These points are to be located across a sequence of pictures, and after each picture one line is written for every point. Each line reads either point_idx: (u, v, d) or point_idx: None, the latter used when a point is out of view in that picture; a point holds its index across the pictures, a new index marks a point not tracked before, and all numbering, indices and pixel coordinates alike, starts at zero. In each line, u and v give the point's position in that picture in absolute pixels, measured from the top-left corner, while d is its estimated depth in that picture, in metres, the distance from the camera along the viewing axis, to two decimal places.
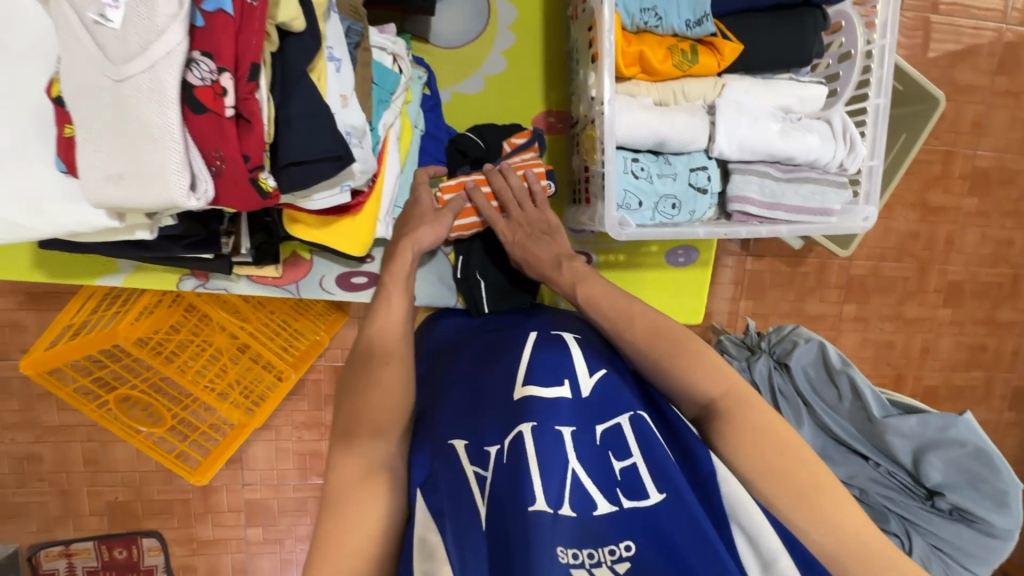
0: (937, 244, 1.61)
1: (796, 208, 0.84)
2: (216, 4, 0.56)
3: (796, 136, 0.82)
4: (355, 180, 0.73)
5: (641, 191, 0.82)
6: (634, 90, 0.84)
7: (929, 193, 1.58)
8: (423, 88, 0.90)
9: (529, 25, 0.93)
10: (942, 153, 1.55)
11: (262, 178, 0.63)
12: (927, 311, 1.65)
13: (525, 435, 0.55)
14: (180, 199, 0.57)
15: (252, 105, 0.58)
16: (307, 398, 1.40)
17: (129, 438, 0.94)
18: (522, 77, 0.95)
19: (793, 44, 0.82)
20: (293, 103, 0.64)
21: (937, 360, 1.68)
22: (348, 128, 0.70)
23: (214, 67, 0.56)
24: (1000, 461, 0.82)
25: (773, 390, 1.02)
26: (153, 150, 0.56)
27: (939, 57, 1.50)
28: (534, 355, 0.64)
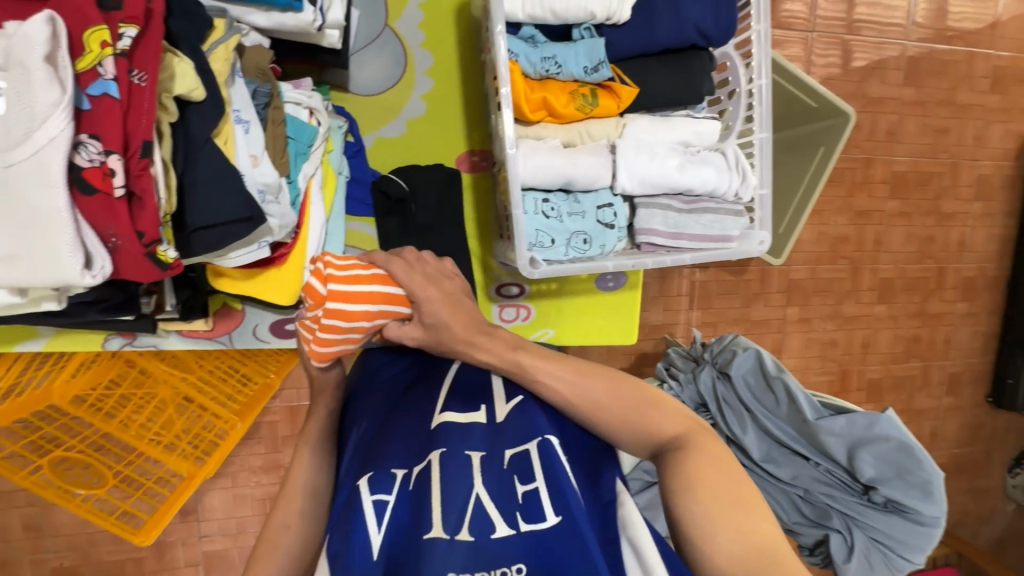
0: (867, 245, 1.71)
1: (697, 236, 0.89)
2: (101, 88, 0.56)
3: (694, 169, 0.87)
4: (273, 235, 0.74)
5: (552, 229, 0.85)
6: (542, 133, 0.88)
7: (855, 197, 1.68)
8: (345, 136, 0.93)
9: (445, 70, 0.96)
10: (862, 161, 1.66)
11: (160, 251, 0.63)
12: (864, 308, 1.75)
13: (433, 463, 0.58)
14: (74, 278, 0.58)
15: (145, 181, 0.59)
16: (262, 441, 1.37)
17: (65, 504, 0.91)
18: (445, 119, 0.98)
19: (683, 84, 0.89)
20: (197, 170, 0.66)
21: (878, 353, 1.78)
22: (260, 187, 0.72)
23: (101, 149, 0.56)
24: (921, 453, 0.88)
25: (718, 399, 1.07)
26: (44, 233, 0.56)
27: (852, 73, 1.60)
28: (456, 380, 0.68)
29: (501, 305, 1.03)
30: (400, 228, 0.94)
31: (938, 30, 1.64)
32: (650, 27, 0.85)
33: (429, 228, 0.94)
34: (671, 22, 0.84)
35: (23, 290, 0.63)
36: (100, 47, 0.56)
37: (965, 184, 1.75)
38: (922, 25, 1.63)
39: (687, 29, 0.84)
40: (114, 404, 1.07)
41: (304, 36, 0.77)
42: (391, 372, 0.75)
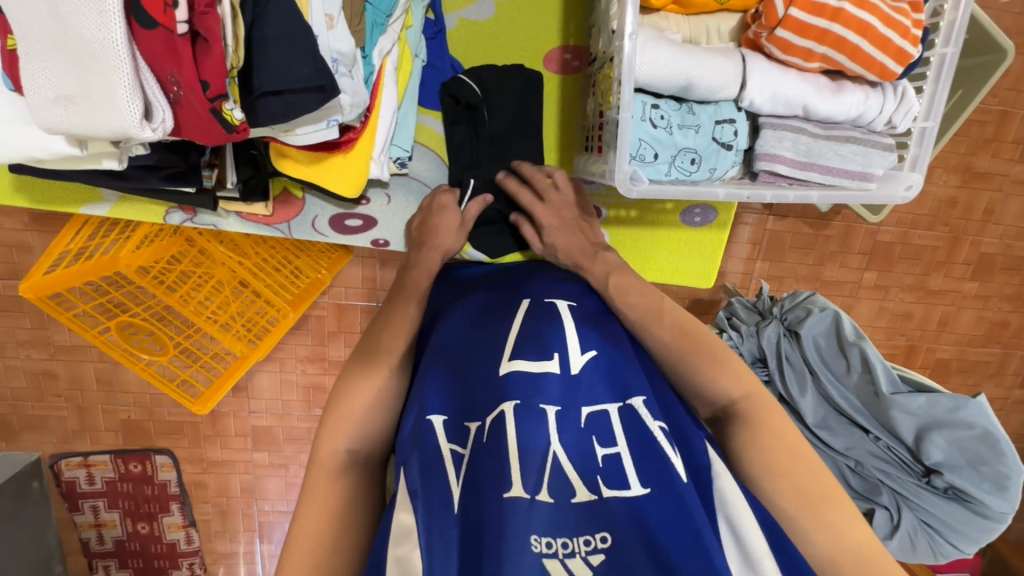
0: (975, 213, 1.51)
1: (833, 168, 0.79)
2: None
3: (853, 90, 0.77)
4: (343, 115, 0.68)
5: (658, 142, 0.77)
6: (663, 24, 0.79)
7: (976, 157, 1.46)
8: (427, 12, 0.86)
9: None
10: (997, 114, 1.43)
11: (226, 110, 0.58)
12: (952, 283, 1.58)
13: (506, 415, 0.59)
14: (133, 129, 0.56)
15: (210, 20, 0.53)
16: (309, 333, 1.41)
17: (133, 367, 0.95)
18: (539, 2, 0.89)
19: None
20: (268, 22, 0.59)
21: (955, 334, 1.63)
22: (335, 54, 0.65)
23: None
24: (1006, 445, 0.81)
25: (780, 357, 0.99)
26: (103, 72, 0.53)
27: (1012, 3, 1.34)
28: (525, 326, 0.70)
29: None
30: (469, 137, 0.90)
31: None
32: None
33: (503, 139, 0.89)
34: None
35: (81, 141, 0.63)
36: None
37: None
38: None
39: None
40: (175, 279, 1.11)
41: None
42: (457, 309, 0.79)
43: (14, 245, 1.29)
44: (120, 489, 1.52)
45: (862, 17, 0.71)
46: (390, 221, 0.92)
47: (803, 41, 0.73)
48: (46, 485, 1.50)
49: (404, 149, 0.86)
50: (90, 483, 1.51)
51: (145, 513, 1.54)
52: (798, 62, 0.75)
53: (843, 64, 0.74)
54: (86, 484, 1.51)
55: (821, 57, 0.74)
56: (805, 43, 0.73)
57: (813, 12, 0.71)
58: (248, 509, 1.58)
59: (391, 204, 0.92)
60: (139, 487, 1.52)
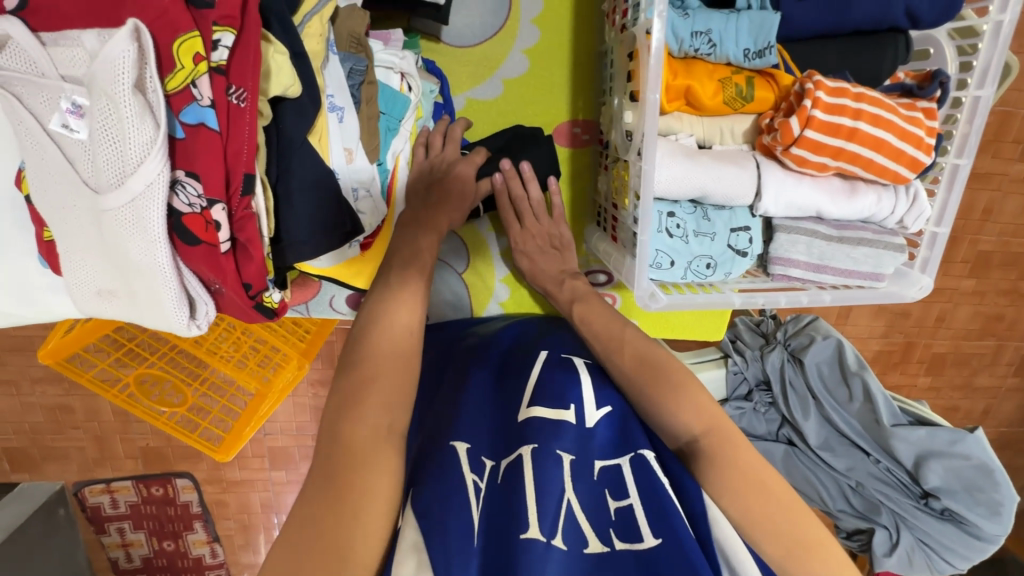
0: (974, 213, 1.53)
1: (844, 270, 0.80)
2: (197, 116, 0.55)
3: (865, 195, 0.79)
4: (363, 235, 0.74)
5: (675, 251, 0.79)
6: (675, 126, 0.80)
7: (976, 158, 1.47)
8: (436, 98, 0.84)
9: (556, 19, 0.87)
10: (999, 114, 1.42)
11: (267, 298, 0.67)
12: (950, 281, 1.61)
13: (525, 456, 0.61)
14: (181, 326, 0.63)
15: (247, 224, 0.60)
16: (320, 358, 1.43)
17: (157, 421, 0.96)
18: (548, 78, 0.89)
19: (868, 46, 0.77)
20: (291, 179, 0.64)
21: (952, 329, 1.67)
22: (354, 184, 0.72)
23: (202, 194, 0.57)
24: (1000, 475, 0.85)
25: (783, 383, 1.03)
26: (153, 288, 0.60)
27: None
28: (543, 376, 0.73)
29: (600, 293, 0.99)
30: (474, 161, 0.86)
31: None
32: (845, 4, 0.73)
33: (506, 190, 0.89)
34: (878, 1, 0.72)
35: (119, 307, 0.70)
36: (193, 62, 0.53)
37: None
38: None
39: (894, 8, 0.73)
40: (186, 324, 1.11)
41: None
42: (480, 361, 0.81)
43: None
44: (144, 511, 1.56)
45: (876, 133, 0.74)
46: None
47: (818, 158, 0.75)
48: (72, 510, 1.55)
49: None
50: (114, 507, 1.55)
51: (170, 532, 1.59)
52: (811, 173, 0.77)
53: (857, 173, 0.77)
54: (110, 508, 1.55)
55: (835, 168, 0.76)
56: (819, 159, 0.75)
57: (828, 131, 0.72)
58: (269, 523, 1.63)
59: None
60: (162, 508, 1.57)
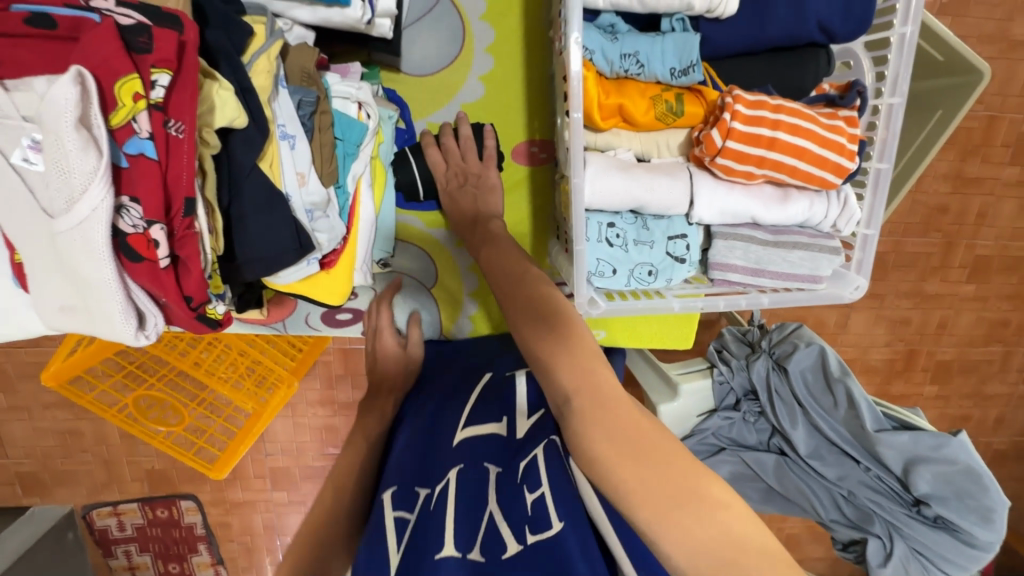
0: (968, 217, 1.52)
1: (781, 273, 0.82)
2: (137, 147, 0.54)
3: (797, 200, 0.81)
4: (321, 251, 0.76)
5: (615, 259, 0.81)
6: (613, 142, 0.83)
7: (965, 162, 1.46)
8: (396, 124, 0.89)
9: (508, 47, 0.90)
10: (984, 119, 1.43)
11: (209, 309, 0.67)
12: (949, 286, 1.59)
13: (451, 480, 0.66)
14: (128, 338, 0.60)
15: (188, 242, 0.59)
16: (318, 378, 1.47)
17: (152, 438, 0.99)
18: (503, 102, 0.93)
19: (787, 61, 0.79)
20: (242, 202, 0.65)
21: (955, 336, 1.64)
22: (309, 206, 0.72)
23: (143, 217, 0.55)
24: (988, 480, 0.84)
25: (770, 391, 1.02)
26: (98, 303, 0.57)
27: (993, 10, 1.33)
28: (478, 403, 0.80)
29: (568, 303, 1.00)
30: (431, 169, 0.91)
31: None
32: (760, 23, 0.76)
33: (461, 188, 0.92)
34: (790, 17, 0.75)
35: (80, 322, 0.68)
36: (133, 100, 0.53)
37: None
38: None
39: (808, 23, 0.75)
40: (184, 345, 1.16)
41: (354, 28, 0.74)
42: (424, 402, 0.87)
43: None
44: (150, 533, 1.59)
45: (798, 141, 0.75)
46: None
47: (741, 167, 0.77)
48: (81, 534, 1.58)
49: (386, 251, 0.94)
50: (121, 530, 1.58)
51: (175, 554, 1.62)
52: (741, 182, 0.79)
53: (784, 180, 0.79)
54: (117, 531, 1.58)
55: (763, 176, 0.78)
56: (745, 167, 0.77)
57: (749, 141, 0.75)
58: (272, 545, 1.64)
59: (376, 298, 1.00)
60: (167, 530, 1.59)
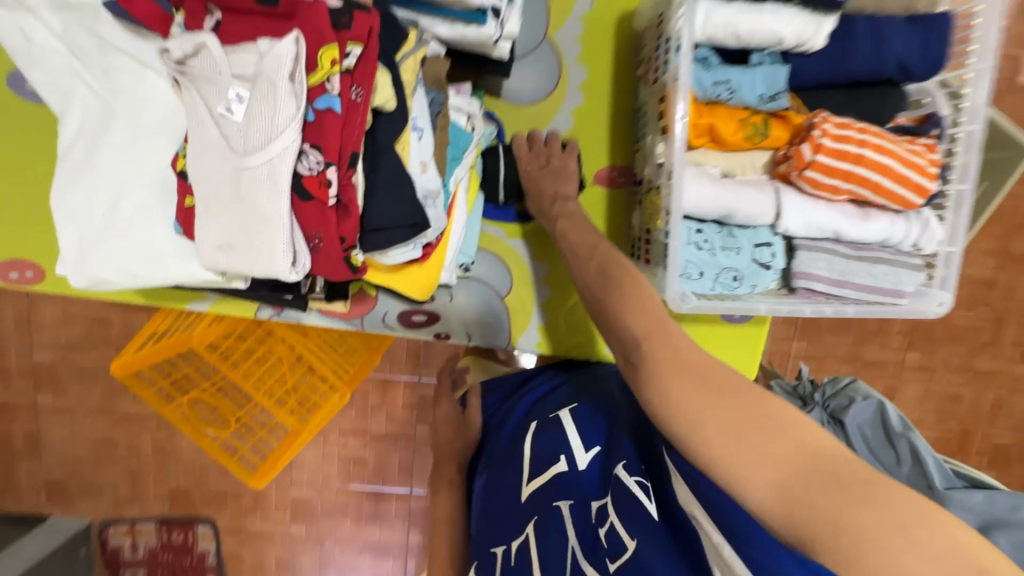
0: (1017, 295, 1.51)
1: (865, 286, 0.85)
2: (326, 102, 0.61)
3: (879, 218, 0.84)
4: (428, 239, 0.76)
5: (703, 263, 0.84)
6: (702, 159, 0.87)
7: (1010, 240, 1.48)
8: (494, 143, 0.97)
9: (599, 82, 0.98)
10: None
11: (353, 256, 0.70)
12: (1002, 364, 1.54)
13: (530, 539, 0.65)
14: (282, 273, 0.64)
15: (351, 192, 0.64)
16: (354, 406, 1.47)
17: (197, 440, 1.00)
18: (590, 132, 1.00)
19: (873, 96, 0.84)
20: (379, 172, 0.67)
21: (1012, 418, 1.57)
22: (424, 192, 0.73)
23: (321, 160, 0.62)
24: None
25: None
26: (265, 233, 0.62)
27: None
28: (539, 434, 0.78)
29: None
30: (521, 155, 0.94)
31: None
32: (842, 58, 0.82)
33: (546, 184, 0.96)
34: (870, 56, 0.81)
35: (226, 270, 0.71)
36: (330, 64, 0.61)
37: None
38: None
39: (888, 62, 0.81)
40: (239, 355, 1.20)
41: (480, 48, 0.77)
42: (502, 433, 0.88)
43: (94, 319, 1.42)
44: (161, 558, 1.54)
45: (882, 160, 0.79)
46: (452, 317, 1.02)
47: (828, 179, 0.80)
48: (92, 552, 1.54)
49: (469, 256, 0.95)
50: (134, 552, 1.54)
51: None
52: (827, 196, 0.83)
53: (869, 197, 0.83)
54: (129, 552, 1.54)
55: (848, 191, 0.82)
56: (833, 181, 0.80)
57: (838, 157, 0.78)
58: None
59: (452, 301, 1.02)
60: (179, 557, 1.54)
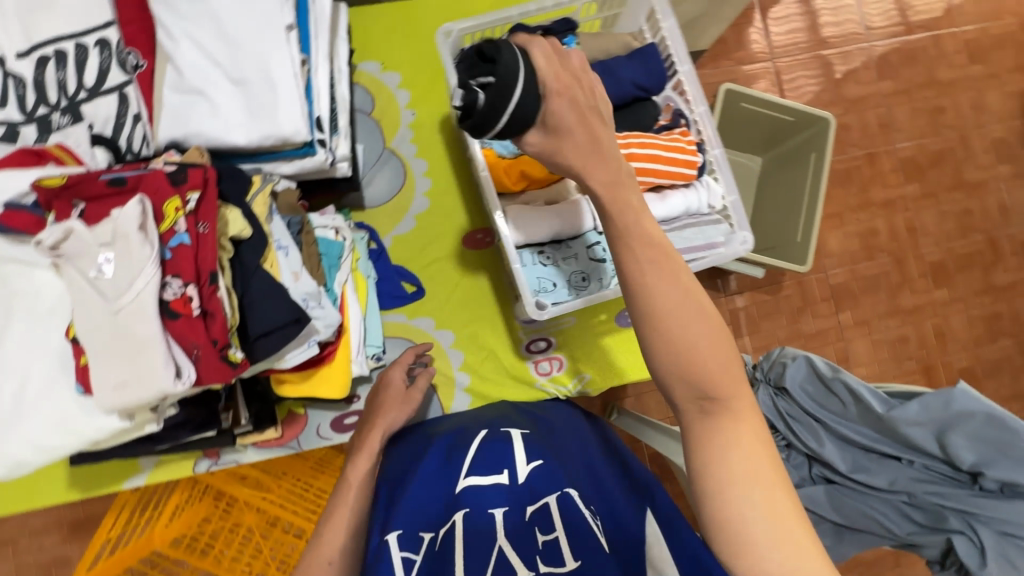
0: (901, 233, 1.68)
1: (683, 249, 0.95)
2: (177, 240, 0.67)
3: (674, 195, 0.96)
4: (320, 334, 0.84)
5: (552, 275, 0.96)
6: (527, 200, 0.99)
7: (869, 192, 1.69)
8: (369, 244, 1.10)
9: (439, 167, 1.15)
10: (864, 156, 1.70)
11: (231, 353, 0.71)
12: (922, 297, 1.67)
13: (458, 522, 0.66)
14: (168, 387, 0.64)
15: (216, 301, 0.69)
16: None
17: None
18: (447, 209, 1.14)
19: (638, 111, 0.98)
20: (251, 289, 0.74)
21: (958, 340, 1.67)
22: (303, 295, 0.82)
23: (181, 283, 0.67)
24: (1013, 421, 0.82)
25: (784, 417, 1.04)
26: (143, 358, 0.64)
27: (823, 84, 1.71)
28: (483, 446, 0.79)
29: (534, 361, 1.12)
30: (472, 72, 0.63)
31: (893, 28, 1.74)
32: None
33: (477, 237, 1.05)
34: (613, 84, 0.95)
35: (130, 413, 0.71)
36: (175, 212, 0.68)
37: (981, 152, 1.75)
38: (879, 26, 1.74)
39: (626, 84, 0.96)
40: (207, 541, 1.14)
41: (321, 172, 0.91)
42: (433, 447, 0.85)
43: (47, 563, 1.33)
44: None
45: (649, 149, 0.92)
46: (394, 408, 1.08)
47: None
48: None
49: (376, 345, 1.04)
50: None
51: None
52: None
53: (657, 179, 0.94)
54: None
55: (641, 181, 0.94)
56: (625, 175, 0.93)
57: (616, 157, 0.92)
58: None
59: None
60: None
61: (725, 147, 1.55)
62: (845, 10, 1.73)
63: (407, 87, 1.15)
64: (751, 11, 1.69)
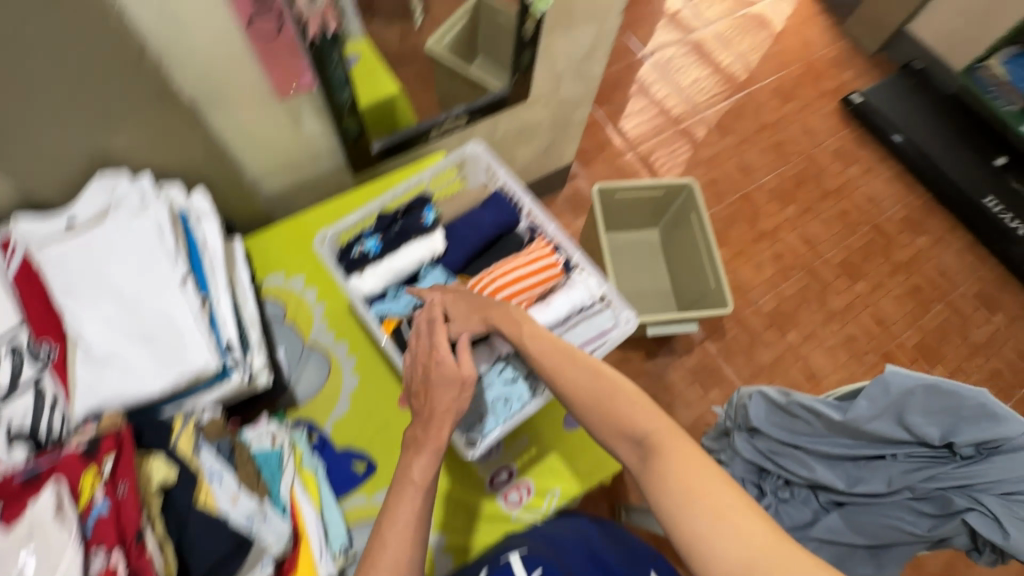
0: (801, 248, 1.86)
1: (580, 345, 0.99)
2: (96, 511, 0.65)
3: (557, 298, 1.00)
4: (271, 550, 0.79)
5: (476, 411, 0.96)
6: None
7: (758, 224, 1.89)
8: (309, 438, 0.97)
9: (360, 342, 1.06)
10: (740, 198, 1.93)
11: None
12: (847, 295, 1.80)
13: None
14: None
15: (144, 563, 0.65)
16: None
17: None
18: (378, 381, 1.04)
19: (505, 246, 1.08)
20: (188, 529, 0.73)
21: (897, 320, 1.78)
22: (247, 515, 0.79)
23: (104, 555, 0.63)
24: (948, 384, 0.85)
25: (768, 455, 1.05)
26: None
27: (680, 155, 1.98)
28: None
29: (503, 494, 1.00)
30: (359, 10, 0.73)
31: (713, 97, 2.10)
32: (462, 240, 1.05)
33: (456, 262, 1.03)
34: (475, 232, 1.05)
35: None
36: (89, 480, 0.67)
37: (829, 162, 2.03)
38: (701, 101, 2.08)
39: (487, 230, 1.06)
40: None
41: (244, 391, 0.89)
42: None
43: None
44: None
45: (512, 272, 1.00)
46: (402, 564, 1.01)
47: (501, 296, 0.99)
48: None
49: (341, 536, 0.91)
50: None
51: None
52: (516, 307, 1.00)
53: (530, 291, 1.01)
54: None
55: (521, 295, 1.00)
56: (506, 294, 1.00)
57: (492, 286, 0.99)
58: None
59: None
60: None
61: (623, 230, 1.74)
62: (670, 98, 2.07)
63: (295, 272, 1.08)
64: (598, 122, 2.01)
